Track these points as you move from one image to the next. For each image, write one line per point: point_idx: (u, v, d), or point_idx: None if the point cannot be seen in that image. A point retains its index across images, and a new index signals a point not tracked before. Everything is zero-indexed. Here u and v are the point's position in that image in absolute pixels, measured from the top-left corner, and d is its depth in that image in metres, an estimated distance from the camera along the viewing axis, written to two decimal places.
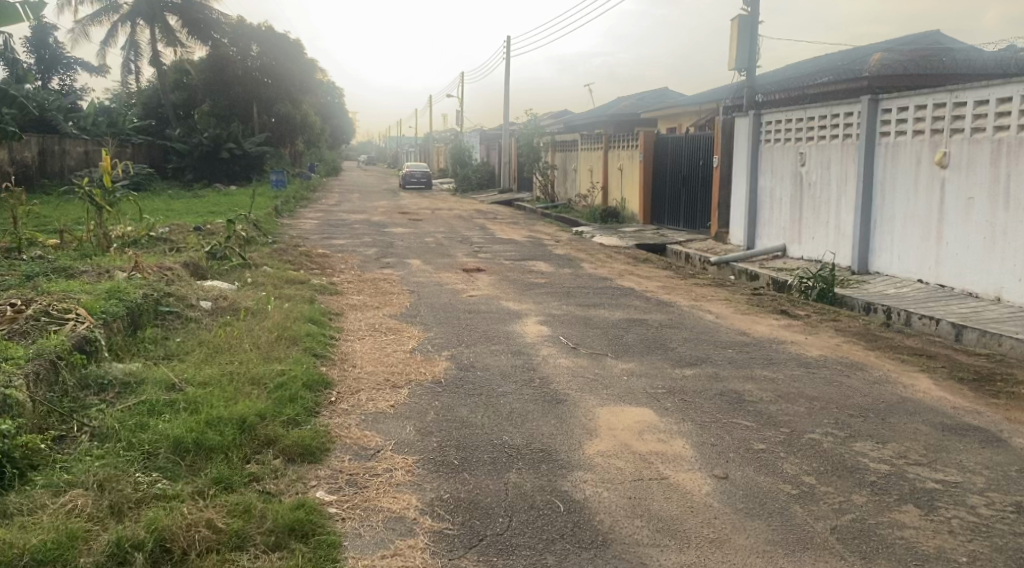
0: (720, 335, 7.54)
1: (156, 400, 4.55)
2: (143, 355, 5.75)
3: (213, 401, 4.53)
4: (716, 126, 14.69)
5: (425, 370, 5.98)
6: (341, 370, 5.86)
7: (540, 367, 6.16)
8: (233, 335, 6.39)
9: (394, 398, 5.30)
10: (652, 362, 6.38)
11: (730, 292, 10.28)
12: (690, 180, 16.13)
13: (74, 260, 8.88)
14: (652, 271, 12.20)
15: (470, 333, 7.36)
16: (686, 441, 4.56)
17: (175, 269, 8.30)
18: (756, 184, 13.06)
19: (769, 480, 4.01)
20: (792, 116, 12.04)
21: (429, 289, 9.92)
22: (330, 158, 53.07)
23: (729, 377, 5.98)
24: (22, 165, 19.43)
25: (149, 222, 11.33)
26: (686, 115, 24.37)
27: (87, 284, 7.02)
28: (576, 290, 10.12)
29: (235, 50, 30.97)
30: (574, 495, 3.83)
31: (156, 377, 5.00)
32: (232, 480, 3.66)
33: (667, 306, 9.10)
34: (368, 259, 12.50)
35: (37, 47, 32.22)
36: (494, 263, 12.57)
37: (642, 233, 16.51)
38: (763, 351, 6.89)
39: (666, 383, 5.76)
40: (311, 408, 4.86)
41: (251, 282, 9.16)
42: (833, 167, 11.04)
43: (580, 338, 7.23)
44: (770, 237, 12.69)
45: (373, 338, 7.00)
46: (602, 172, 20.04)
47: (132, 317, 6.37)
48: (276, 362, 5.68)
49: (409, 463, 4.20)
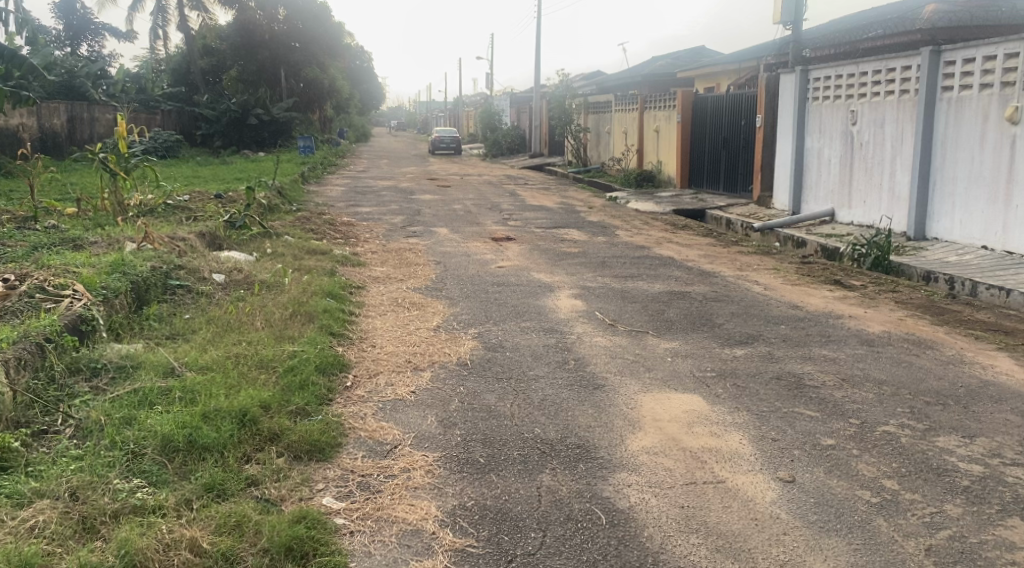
0: (770, 309, 6.94)
1: (152, 389, 4.10)
2: (146, 335, 5.30)
3: (215, 390, 4.07)
4: (759, 83, 13.89)
5: (449, 351, 5.49)
6: (359, 350, 5.38)
7: (575, 347, 5.63)
8: (245, 312, 5.94)
9: (415, 382, 4.82)
10: (699, 340, 5.82)
11: (777, 261, 9.65)
12: (731, 142, 15.35)
13: (86, 230, 8.49)
14: (692, 238, 11.58)
15: (499, 307, 6.85)
16: (745, 436, 4.03)
17: (189, 239, 7.87)
18: (802, 146, 12.31)
19: (844, 484, 3.46)
20: (843, 72, 11.25)
21: (456, 259, 9.41)
22: (361, 124, 52.70)
23: (785, 358, 5.41)
24: (50, 133, 19.18)
25: (167, 190, 10.93)
26: (724, 74, 23.43)
27: (92, 256, 6.60)
28: (611, 260, 9.55)
29: (261, 14, 30.39)
30: (619, 502, 3.32)
31: (154, 361, 4.55)
32: (225, 487, 3.22)
33: (710, 276, 8.51)
34: (395, 228, 12.02)
35: (65, 13, 32.04)
36: (525, 231, 12.03)
37: (679, 198, 15.82)
38: (819, 328, 6.30)
39: (715, 365, 5.20)
40: (323, 396, 4.40)
41: (270, 252, 8.72)
42: (888, 126, 10.29)
43: (617, 313, 6.68)
44: (818, 201, 11.96)
45: (395, 314, 6.51)
46: (637, 134, 19.30)
47: (137, 294, 5.94)
48: (289, 342, 5.21)
49: (430, 462, 3.70)
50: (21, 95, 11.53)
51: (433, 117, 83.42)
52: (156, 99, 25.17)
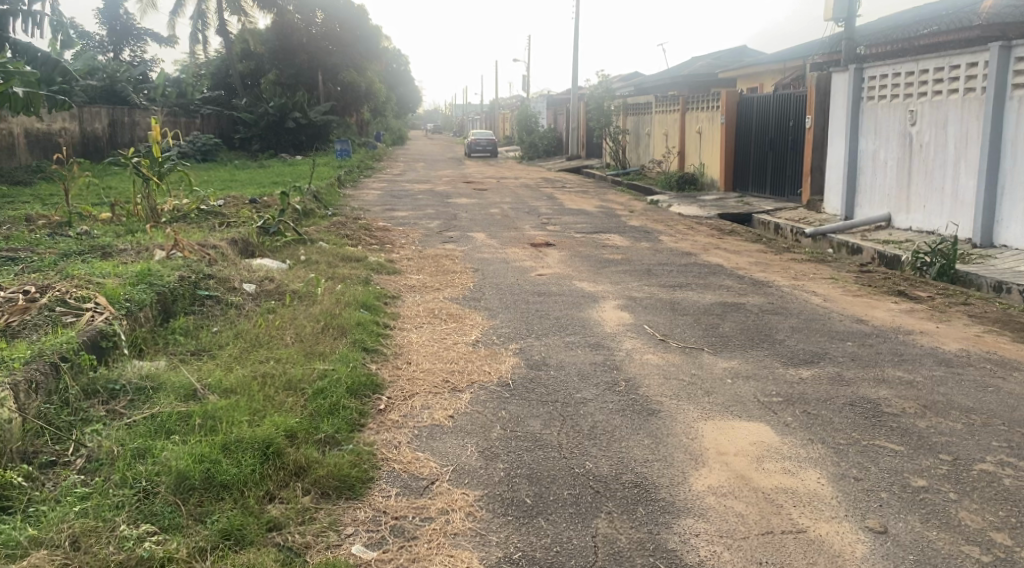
0: (833, 323, 6.48)
1: (171, 415, 3.76)
2: (171, 352, 5.00)
3: (238, 416, 3.73)
4: (809, 83, 13.33)
5: (489, 369, 5.12)
6: (393, 368, 5.03)
7: (624, 366, 5.22)
8: (275, 326, 5.62)
9: (453, 405, 4.45)
10: (759, 359, 5.38)
11: (834, 270, 9.14)
12: (778, 143, 14.79)
13: (117, 236, 8.28)
14: (740, 244, 11.10)
15: (541, 320, 6.47)
16: (823, 474, 3.62)
17: (220, 246, 7.60)
18: (856, 148, 11.74)
19: (946, 538, 3.09)
20: (901, 70, 10.68)
21: (494, 267, 9.05)
22: (397, 127, 52.69)
23: (857, 381, 4.97)
24: (92, 138, 19.26)
25: (202, 194, 10.73)
26: (768, 74, 22.81)
27: (120, 265, 6.35)
28: (657, 267, 9.12)
29: (299, 18, 30.36)
30: (687, 557, 2.98)
31: (175, 382, 4.22)
32: (243, 534, 2.90)
33: (764, 286, 8.04)
34: (431, 233, 11.71)
35: (108, 18, 32.37)
36: (564, 236, 11.63)
37: (724, 201, 15.30)
38: (888, 346, 5.83)
39: (781, 389, 4.78)
40: (353, 421, 4.04)
41: (303, 260, 8.44)
42: (951, 126, 9.72)
43: (668, 327, 6.26)
44: (873, 206, 11.39)
45: (432, 327, 6.15)
46: (679, 136, 18.78)
47: (163, 306, 5.66)
48: (319, 360, 4.86)
49: (471, 502, 3.34)
50: (58, 98, 11.40)
51: (469, 120, 83.34)
52: (195, 103, 25.21)
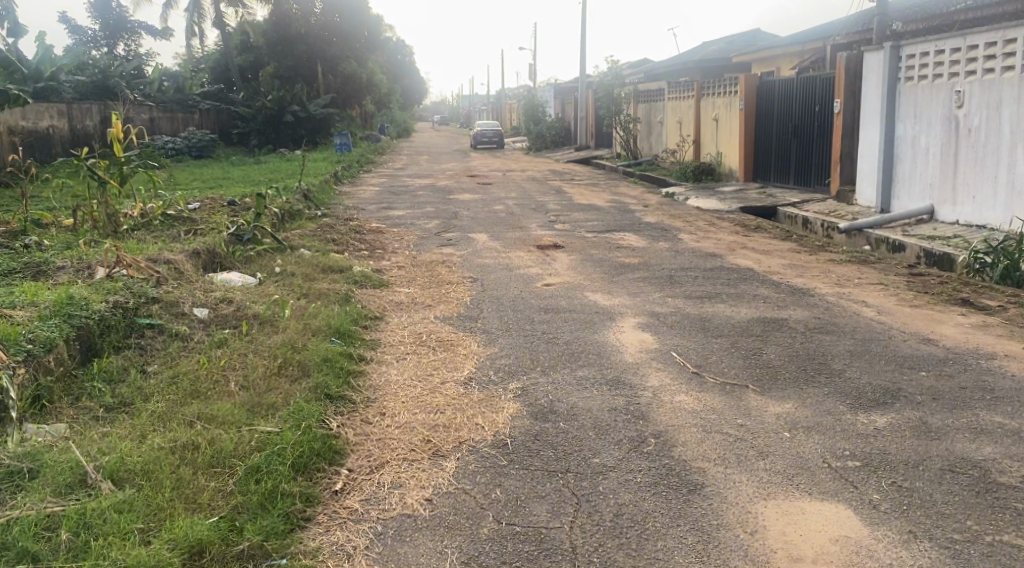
0: (896, 344, 5.42)
1: (36, 520, 2.76)
2: (80, 408, 3.97)
3: (126, 525, 2.75)
4: (838, 63, 12.13)
5: (483, 423, 4.04)
6: (360, 425, 3.95)
7: (650, 414, 4.16)
8: (220, 366, 4.56)
9: (429, 482, 3.40)
10: (820, 402, 4.30)
11: (881, 272, 8.07)
12: (804, 130, 13.61)
13: (63, 250, 7.23)
14: (770, 243, 10.02)
15: (547, 347, 5.42)
16: None
17: (175, 261, 6.53)
18: (893, 133, 10.58)
19: None
20: (946, 45, 9.52)
21: (495, 275, 8.01)
22: (402, 119, 51.65)
23: (946, 430, 3.92)
24: (82, 136, 18.26)
25: (171, 199, 9.66)
26: (786, 58, 21.60)
27: (42, 289, 5.27)
28: (679, 273, 8.03)
29: (297, 9, 29.22)
30: None
31: (62, 458, 3.18)
32: None
33: (806, 295, 6.98)
34: (428, 235, 10.64)
35: (101, 12, 31.38)
36: (574, 236, 10.54)
37: (745, 192, 14.20)
38: (972, 376, 4.76)
39: (856, 447, 3.72)
40: (292, 517, 3.02)
41: (278, 272, 7.41)
42: (1006, 109, 8.60)
43: (701, 354, 5.18)
44: (911, 196, 10.26)
45: (416, 360, 5.09)
46: (693, 123, 17.64)
47: (85, 342, 4.60)
48: (263, 419, 3.80)
49: None
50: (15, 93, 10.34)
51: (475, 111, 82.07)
52: (193, 98, 24.19)
